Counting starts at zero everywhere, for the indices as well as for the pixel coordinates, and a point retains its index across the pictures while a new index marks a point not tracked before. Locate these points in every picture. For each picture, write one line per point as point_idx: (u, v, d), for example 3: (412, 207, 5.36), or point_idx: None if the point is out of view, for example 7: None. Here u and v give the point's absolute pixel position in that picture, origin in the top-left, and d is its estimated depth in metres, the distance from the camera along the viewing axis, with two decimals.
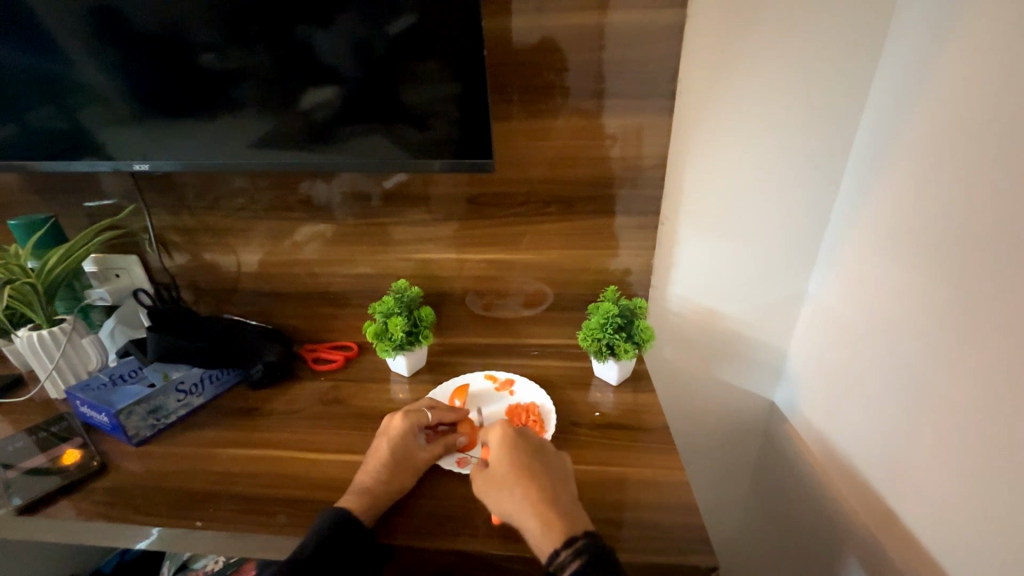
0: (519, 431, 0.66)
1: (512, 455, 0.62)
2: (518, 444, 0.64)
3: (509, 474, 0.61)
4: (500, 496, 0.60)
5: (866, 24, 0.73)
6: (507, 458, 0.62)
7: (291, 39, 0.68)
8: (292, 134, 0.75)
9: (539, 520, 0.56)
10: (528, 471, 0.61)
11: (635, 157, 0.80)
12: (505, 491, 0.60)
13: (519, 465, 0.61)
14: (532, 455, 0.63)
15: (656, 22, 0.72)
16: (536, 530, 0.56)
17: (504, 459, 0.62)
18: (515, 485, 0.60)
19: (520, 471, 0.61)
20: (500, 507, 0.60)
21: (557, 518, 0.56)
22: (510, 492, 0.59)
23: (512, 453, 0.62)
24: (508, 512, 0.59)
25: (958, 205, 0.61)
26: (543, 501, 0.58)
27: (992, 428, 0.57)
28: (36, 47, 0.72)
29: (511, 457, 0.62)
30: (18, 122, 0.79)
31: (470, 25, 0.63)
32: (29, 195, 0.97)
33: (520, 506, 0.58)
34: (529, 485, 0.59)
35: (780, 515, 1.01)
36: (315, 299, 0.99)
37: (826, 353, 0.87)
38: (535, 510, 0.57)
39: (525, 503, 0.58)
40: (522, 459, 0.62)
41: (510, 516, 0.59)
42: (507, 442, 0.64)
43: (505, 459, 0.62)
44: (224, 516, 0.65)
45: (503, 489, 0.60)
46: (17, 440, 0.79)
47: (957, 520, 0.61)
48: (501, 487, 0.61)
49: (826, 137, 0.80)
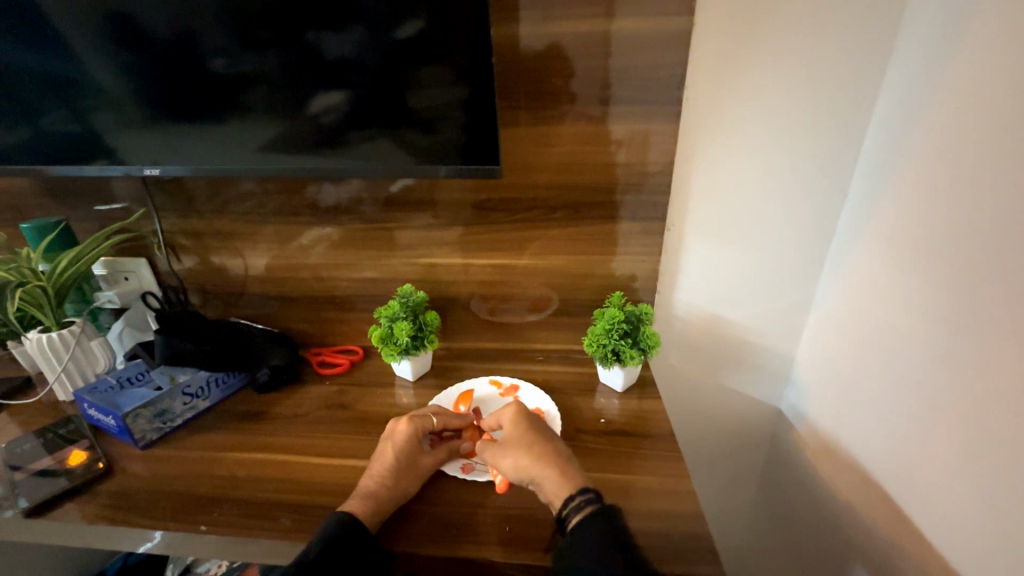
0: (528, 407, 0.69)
1: (525, 422, 0.66)
2: (531, 416, 0.68)
3: (524, 435, 0.65)
4: (515, 454, 0.64)
5: (874, 31, 0.73)
6: (522, 425, 0.66)
7: (301, 44, 0.68)
8: (300, 137, 0.76)
9: (556, 470, 0.61)
10: (542, 434, 0.66)
11: (640, 163, 0.80)
12: (521, 450, 0.64)
13: (534, 429, 0.66)
14: (541, 423, 0.68)
15: (663, 29, 0.72)
16: (553, 478, 0.61)
17: (518, 425, 0.66)
18: (531, 443, 0.64)
19: (535, 434, 0.65)
20: (516, 464, 0.64)
21: (571, 469, 0.62)
22: (526, 449, 0.64)
23: (526, 421, 0.67)
24: (525, 467, 0.63)
25: (968, 211, 0.60)
26: (557, 457, 0.63)
27: (1005, 436, 0.55)
28: (51, 53, 0.74)
29: (525, 424, 0.66)
30: (31, 127, 0.81)
31: (479, 31, 0.64)
32: (41, 199, 0.98)
33: (538, 459, 0.63)
34: (544, 444, 0.64)
35: (788, 524, 1.00)
36: (320, 303, 0.99)
37: (833, 359, 0.86)
38: (553, 463, 0.62)
39: (542, 457, 0.63)
40: (535, 425, 0.67)
41: (526, 471, 0.63)
42: (521, 413, 0.67)
43: (520, 425, 0.66)
44: (228, 521, 0.65)
45: (519, 446, 0.65)
46: (25, 442, 0.79)
47: (970, 532, 0.60)
48: (516, 446, 0.65)
49: (833, 143, 0.80)
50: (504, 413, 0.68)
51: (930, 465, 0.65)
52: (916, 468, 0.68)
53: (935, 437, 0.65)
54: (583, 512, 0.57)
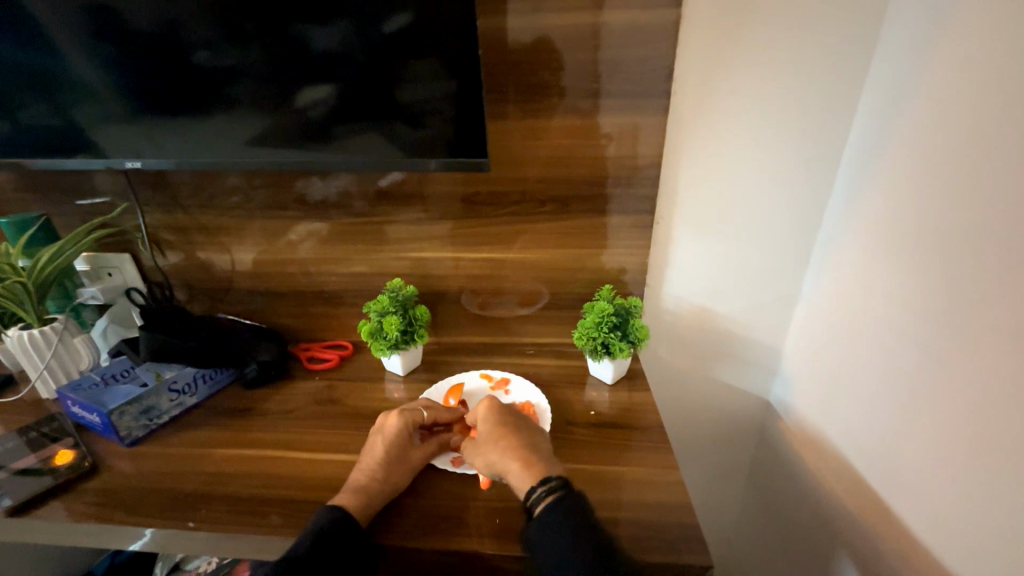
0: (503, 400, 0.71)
1: (495, 414, 0.68)
2: (504, 408, 0.69)
3: (492, 428, 0.66)
4: (485, 451, 0.65)
5: (860, 25, 0.74)
6: (493, 416, 0.67)
7: (287, 36, 0.67)
8: (287, 131, 0.75)
9: (521, 462, 0.61)
10: (510, 427, 0.66)
11: (630, 156, 0.81)
12: (490, 445, 0.65)
13: (503, 422, 0.66)
14: (515, 416, 0.68)
15: (651, 22, 0.72)
16: (517, 470, 0.61)
17: (489, 417, 0.67)
18: (498, 437, 0.65)
19: (503, 427, 0.66)
20: (485, 461, 0.64)
21: (536, 460, 0.62)
22: (494, 443, 0.64)
23: (498, 412, 0.68)
24: (492, 462, 0.63)
25: (955, 203, 0.61)
26: (525, 448, 0.63)
27: (992, 425, 0.56)
28: (28, 43, 0.72)
29: (495, 416, 0.67)
30: (9, 119, 0.79)
31: (467, 23, 0.63)
32: (21, 194, 0.96)
33: (503, 451, 0.63)
34: (511, 436, 0.65)
35: (775, 514, 1.01)
36: (310, 298, 0.98)
37: (820, 351, 0.87)
38: (517, 454, 0.62)
39: (508, 450, 0.63)
40: (506, 417, 0.68)
41: (494, 465, 0.63)
42: (493, 405, 0.69)
43: (490, 417, 0.67)
44: (217, 517, 0.65)
45: (487, 442, 0.65)
46: (8, 440, 0.78)
47: (959, 522, 0.60)
48: (486, 442, 0.66)
49: (820, 136, 0.81)
50: (478, 406, 0.69)
51: (919, 455, 0.66)
52: (903, 459, 0.69)
53: (924, 428, 0.65)
54: (545, 502, 0.56)
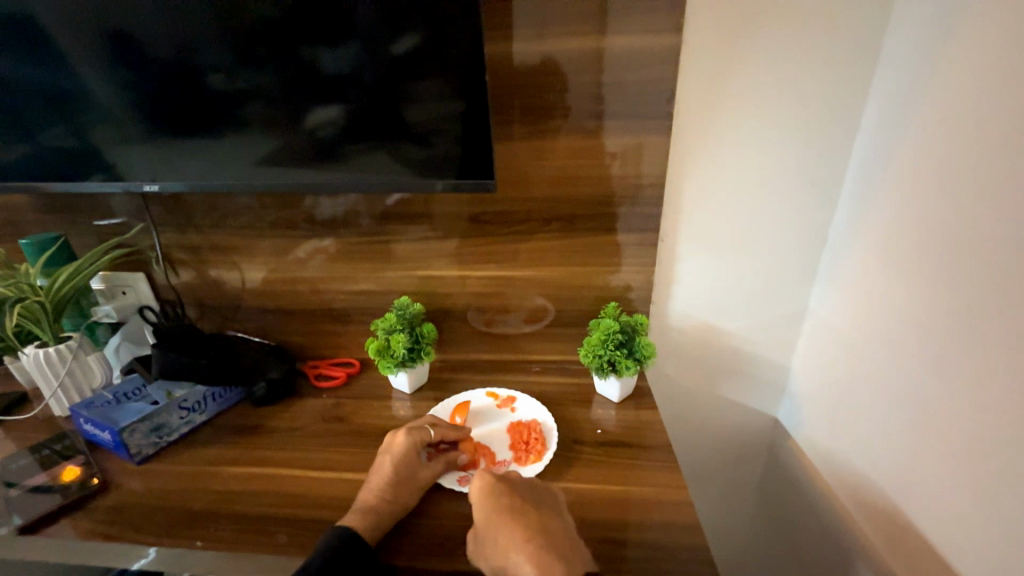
0: (499, 479, 0.63)
1: (493, 501, 0.60)
2: (502, 491, 0.62)
3: (492, 521, 0.58)
4: (490, 551, 0.57)
5: (860, 46, 0.75)
6: (489, 503, 0.60)
7: (299, 59, 0.70)
8: (297, 151, 0.77)
9: (533, 563, 0.54)
10: (513, 514, 0.59)
11: (635, 175, 0.82)
12: (494, 543, 0.57)
13: (504, 512, 0.59)
14: (516, 498, 0.61)
15: (653, 46, 0.74)
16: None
17: (487, 505, 0.60)
18: (501, 531, 0.57)
19: (503, 517, 0.59)
20: (492, 564, 0.56)
21: (550, 559, 0.54)
22: (498, 541, 0.57)
23: (495, 497, 0.61)
24: (500, 564, 0.56)
25: (960, 218, 0.61)
26: (534, 544, 0.56)
27: (1002, 439, 0.56)
28: (52, 71, 0.75)
29: (493, 504, 0.60)
30: (32, 143, 0.81)
31: (473, 48, 0.65)
32: (40, 214, 0.99)
33: (510, 551, 0.55)
34: (516, 528, 0.57)
35: (787, 536, 0.99)
36: (318, 316, 0.99)
37: (828, 369, 0.87)
38: (527, 555, 0.55)
39: (516, 549, 0.55)
40: (506, 502, 0.60)
41: (502, 569, 0.55)
42: (490, 490, 0.61)
43: (488, 506, 0.60)
44: (224, 537, 0.65)
45: (489, 538, 0.58)
46: (20, 458, 0.79)
47: (971, 540, 0.60)
48: (489, 540, 0.58)
49: (823, 154, 0.82)
50: (472, 490, 0.62)
51: (926, 472, 0.66)
52: (913, 476, 0.68)
53: (933, 444, 0.65)
54: None
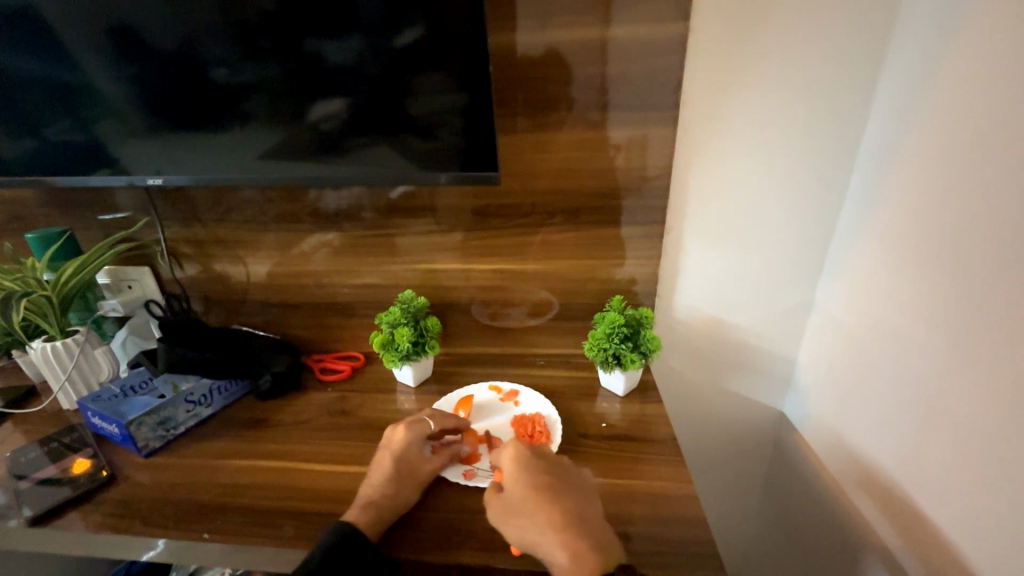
0: (536, 455, 0.65)
1: (529, 480, 0.62)
2: (539, 471, 0.63)
3: (527, 499, 0.60)
4: (520, 522, 0.59)
5: (868, 33, 0.73)
6: (526, 483, 0.62)
7: (301, 52, 0.69)
8: (300, 145, 0.77)
9: (564, 544, 0.56)
10: (548, 495, 0.61)
11: (640, 168, 0.81)
12: (527, 517, 0.59)
13: (540, 488, 0.61)
14: (553, 479, 0.63)
15: (658, 35, 0.73)
16: (562, 562, 0.55)
17: (523, 484, 0.62)
18: (536, 511, 0.59)
19: (537, 493, 0.61)
20: (520, 534, 0.59)
21: (582, 546, 0.56)
22: (532, 520, 0.59)
23: (532, 477, 0.62)
24: (532, 543, 0.58)
25: (968, 209, 0.60)
26: (566, 525, 0.58)
27: (1005, 433, 0.55)
28: (55, 64, 0.75)
29: (529, 480, 0.62)
30: (36, 138, 0.82)
31: (476, 39, 0.65)
32: (46, 209, 0.99)
33: (543, 529, 0.58)
34: (551, 510, 0.59)
35: (792, 528, 0.99)
36: (323, 309, 1.00)
37: (834, 361, 0.86)
38: (560, 539, 0.56)
39: (549, 532, 0.57)
40: (541, 480, 0.62)
41: (531, 542, 0.58)
42: (527, 465, 0.64)
43: (525, 485, 0.62)
44: (231, 529, 0.65)
45: (521, 511, 0.60)
46: (30, 450, 0.79)
47: (975, 533, 0.59)
48: (522, 512, 0.60)
49: (830, 145, 0.80)
50: (509, 468, 0.64)
51: (931, 465, 0.66)
52: (918, 470, 0.68)
53: (937, 437, 0.64)
54: None
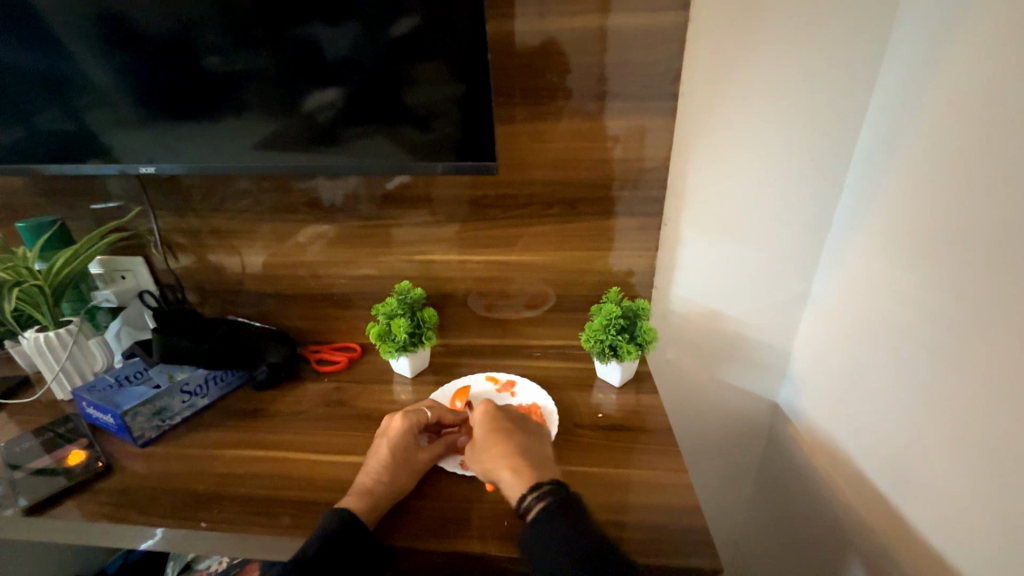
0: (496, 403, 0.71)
1: (488, 419, 0.67)
2: (497, 412, 0.69)
3: (485, 433, 0.66)
4: (476, 457, 0.65)
5: (869, 25, 0.73)
6: (484, 420, 0.67)
7: (296, 40, 0.68)
8: (296, 135, 0.76)
9: (510, 467, 0.61)
10: (500, 433, 0.66)
11: (637, 159, 0.80)
12: (480, 451, 0.65)
13: (494, 426, 0.66)
14: (511, 420, 0.68)
15: (657, 24, 0.72)
16: (507, 478, 0.61)
17: (480, 422, 0.67)
18: (488, 444, 0.65)
19: (490, 431, 0.66)
20: (477, 466, 0.65)
21: (526, 467, 0.61)
22: (485, 449, 0.64)
23: (488, 417, 0.68)
24: (486, 469, 0.63)
25: (965, 204, 0.60)
26: (513, 453, 0.63)
27: (996, 426, 0.56)
28: (43, 49, 0.73)
29: (485, 421, 0.67)
30: (25, 125, 0.80)
31: (473, 27, 0.64)
32: (37, 198, 0.98)
33: (492, 458, 0.63)
34: (500, 443, 0.64)
35: (784, 516, 1.01)
36: (319, 300, 0.99)
37: (829, 353, 0.87)
38: (506, 461, 0.62)
39: (499, 458, 0.63)
40: (496, 420, 0.68)
41: (485, 471, 0.64)
42: (485, 409, 0.69)
43: (484, 422, 0.67)
44: (228, 517, 0.65)
45: (476, 447, 0.66)
46: (24, 441, 0.79)
47: (967, 525, 0.60)
48: (477, 448, 0.66)
49: (829, 138, 0.80)
50: (474, 411, 0.70)
51: (925, 457, 0.66)
52: (910, 460, 0.69)
53: (931, 429, 0.65)
54: (536, 509, 0.56)
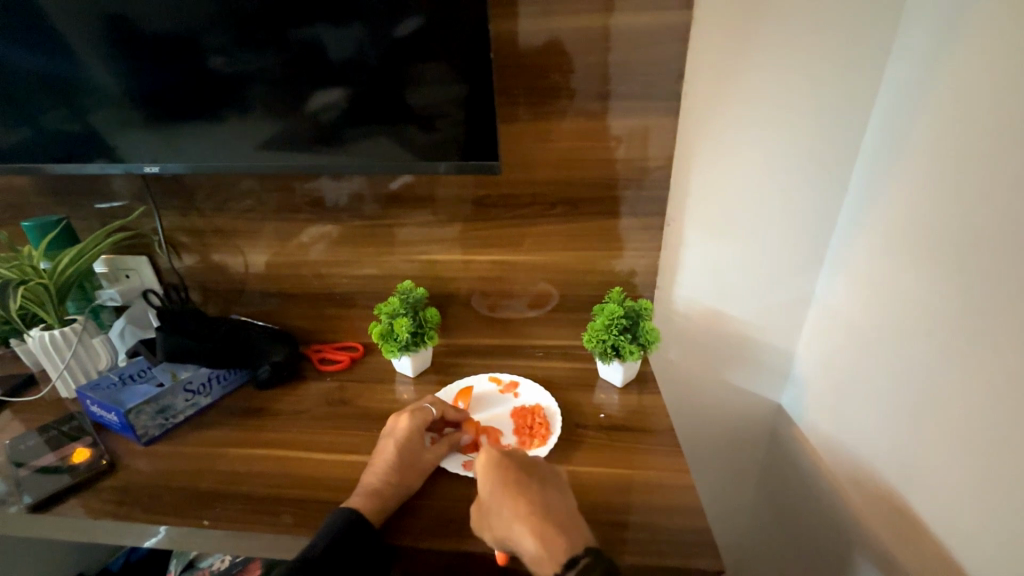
0: (503, 451, 0.63)
1: (496, 475, 0.60)
2: (506, 464, 0.61)
3: (496, 496, 0.58)
4: (491, 522, 0.58)
5: (875, 24, 0.73)
6: (493, 477, 0.60)
7: (300, 42, 0.68)
8: (300, 136, 0.76)
9: (532, 534, 0.54)
10: (514, 490, 0.58)
11: (640, 159, 0.80)
12: (495, 514, 0.58)
13: (505, 484, 0.59)
14: (521, 472, 0.61)
15: (661, 24, 0.72)
16: (531, 548, 0.54)
17: (489, 480, 0.60)
18: (503, 506, 0.57)
19: (503, 491, 0.58)
20: (493, 532, 0.58)
21: (551, 532, 0.54)
22: (500, 514, 0.57)
23: (498, 472, 0.60)
24: (504, 536, 0.56)
25: (970, 205, 0.60)
26: (533, 514, 0.56)
27: (1000, 430, 0.56)
28: (50, 51, 0.74)
29: (495, 478, 0.60)
30: (32, 126, 0.81)
31: (477, 27, 0.64)
32: (43, 197, 0.98)
33: (510, 525, 0.56)
34: (516, 504, 0.57)
35: (788, 518, 1.00)
36: (321, 300, 0.99)
37: (833, 354, 0.86)
38: (526, 528, 0.55)
39: (517, 522, 0.56)
40: (506, 475, 0.60)
41: (503, 539, 0.57)
42: (493, 463, 0.61)
43: (493, 481, 0.59)
44: (231, 516, 0.66)
45: (490, 511, 0.58)
46: (29, 438, 0.80)
47: (971, 530, 0.60)
48: (491, 511, 0.58)
49: (833, 137, 0.80)
50: (477, 466, 0.62)
51: (927, 460, 0.66)
52: (913, 463, 0.68)
53: (934, 432, 0.65)
54: None
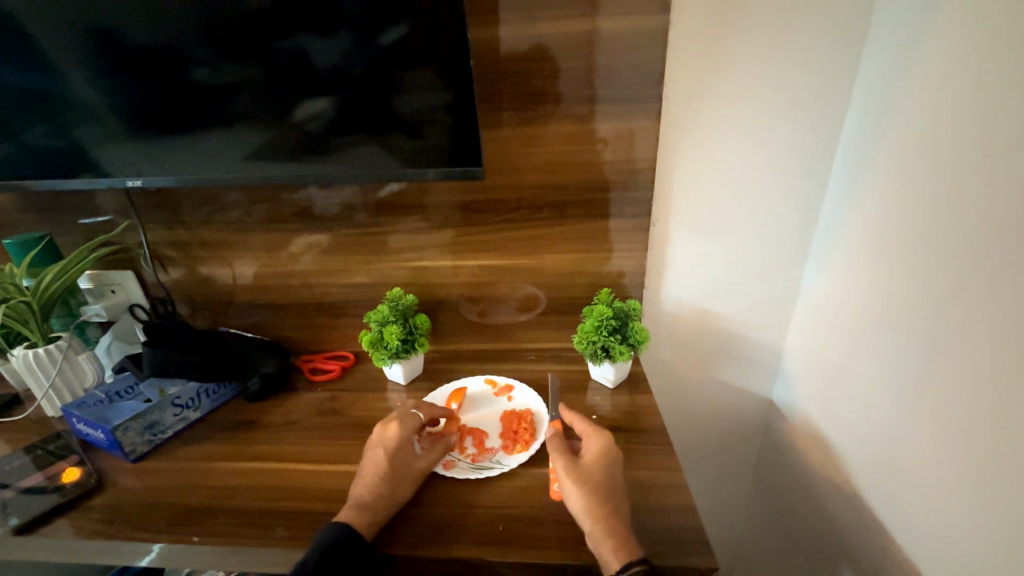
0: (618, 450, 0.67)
1: (609, 463, 0.64)
2: (618, 459, 0.65)
3: (601, 476, 0.62)
4: (584, 489, 0.61)
5: (849, 24, 0.74)
6: (604, 458, 0.64)
7: (285, 51, 0.68)
8: (286, 145, 0.76)
9: (617, 535, 0.57)
10: (616, 483, 0.63)
11: (626, 161, 0.81)
12: (591, 486, 0.61)
13: (612, 474, 0.63)
14: (623, 478, 0.65)
15: (642, 27, 0.73)
16: (612, 542, 0.57)
17: (601, 460, 0.64)
18: (603, 486, 0.61)
19: (608, 476, 0.63)
20: (579, 496, 0.60)
21: (632, 542, 0.57)
22: (595, 491, 0.61)
23: (611, 461, 0.64)
24: (587, 510, 0.59)
25: (951, 198, 0.61)
26: (621, 518, 0.59)
27: (988, 419, 0.56)
28: (31, 67, 0.73)
29: (605, 461, 0.64)
30: (14, 142, 0.80)
31: (459, 36, 0.64)
32: (26, 214, 0.97)
33: (604, 508, 0.59)
34: (614, 497, 0.61)
35: (784, 513, 1.00)
36: (311, 309, 0.99)
37: (822, 349, 0.87)
38: (616, 525, 0.58)
39: (609, 514, 0.59)
40: (614, 467, 0.64)
41: (588, 512, 0.59)
42: (611, 451, 0.65)
43: (604, 464, 0.64)
44: (224, 530, 0.65)
45: (589, 478, 0.62)
46: (16, 458, 0.78)
47: (963, 520, 0.60)
48: (588, 479, 0.62)
49: (813, 135, 0.81)
50: (596, 442, 0.66)
51: (920, 450, 0.66)
52: (906, 454, 0.68)
53: (926, 422, 0.65)
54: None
